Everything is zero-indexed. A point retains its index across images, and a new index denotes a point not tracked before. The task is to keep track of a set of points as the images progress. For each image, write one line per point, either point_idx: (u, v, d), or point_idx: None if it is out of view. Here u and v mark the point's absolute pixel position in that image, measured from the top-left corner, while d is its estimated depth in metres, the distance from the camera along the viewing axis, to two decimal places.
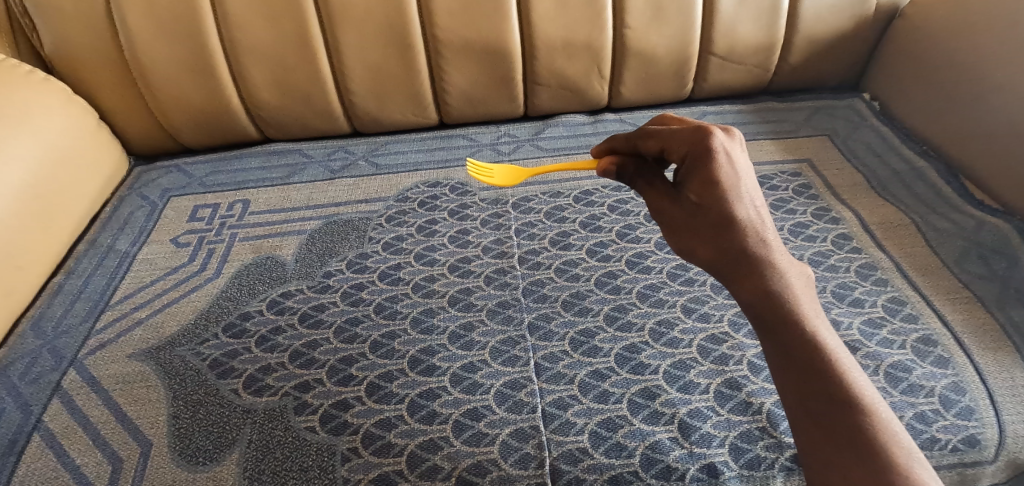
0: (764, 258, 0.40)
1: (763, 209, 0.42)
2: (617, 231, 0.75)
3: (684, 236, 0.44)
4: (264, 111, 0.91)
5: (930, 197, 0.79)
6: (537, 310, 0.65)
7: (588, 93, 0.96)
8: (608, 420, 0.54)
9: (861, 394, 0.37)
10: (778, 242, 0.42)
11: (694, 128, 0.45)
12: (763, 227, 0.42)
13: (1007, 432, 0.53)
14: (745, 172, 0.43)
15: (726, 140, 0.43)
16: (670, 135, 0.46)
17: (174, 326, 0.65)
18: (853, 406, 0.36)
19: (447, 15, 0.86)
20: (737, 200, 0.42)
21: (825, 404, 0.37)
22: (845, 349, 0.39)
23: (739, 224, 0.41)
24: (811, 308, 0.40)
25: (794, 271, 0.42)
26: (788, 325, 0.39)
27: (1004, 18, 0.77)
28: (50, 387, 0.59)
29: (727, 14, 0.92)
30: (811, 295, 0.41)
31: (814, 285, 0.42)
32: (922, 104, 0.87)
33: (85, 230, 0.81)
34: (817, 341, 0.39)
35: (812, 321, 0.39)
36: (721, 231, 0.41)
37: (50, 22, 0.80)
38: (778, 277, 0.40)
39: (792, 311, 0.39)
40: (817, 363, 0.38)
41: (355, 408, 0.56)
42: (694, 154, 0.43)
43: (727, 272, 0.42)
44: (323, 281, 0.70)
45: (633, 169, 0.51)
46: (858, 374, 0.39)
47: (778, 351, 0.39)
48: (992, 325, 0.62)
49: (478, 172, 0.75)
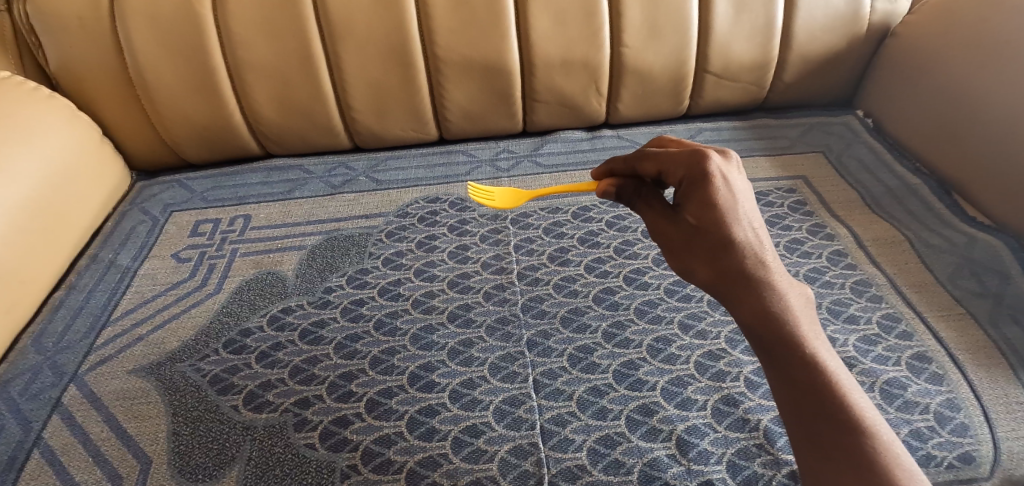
0: (762, 279, 0.41)
1: (761, 231, 0.43)
2: (615, 247, 0.75)
3: (683, 257, 0.44)
4: (265, 126, 0.92)
5: (924, 213, 0.80)
6: (536, 327, 0.66)
7: (585, 110, 0.98)
8: (606, 437, 0.54)
9: (861, 415, 0.38)
10: (777, 263, 0.42)
11: (691, 151, 0.45)
12: (762, 249, 0.42)
13: (1002, 449, 0.53)
14: (742, 194, 0.43)
15: (723, 164, 0.44)
16: (668, 157, 0.46)
17: (174, 342, 0.65)
18: (854, 428, 0.37)
19: (447, 33, 0.87)
20: (735, 222, 0.42)
21: (824, 425, 0.37)
22: (845, 369, 0.40)
23: (737, 246, 0.41)
24: (811, 330, 0.40)
25: (793, 291, 0.42)
26: (787, 345, 0.39)
27: (993, 38, 0.79)
28: (50, 404, 0.60)
29: (722, 33, 0.94)
30: (811, 316, 0.41)
31: (813, 305, 0.43)
32: (913, 122, 0.88)
33: (87, 245, 0.81)
34: (817, 362, 0.39)
35: (812, 342, 0.40)
36: (719, 253, 0.42)
37: (56, 39, 0.82)
38: (777, 298, 0.40)
39: (791, 332, 0.40)
40: (817, 384, 0.38)
41: (354, 425, 0.56)
42: (691, 177, 0.44)
43: (725, 293, 0.42)
44: (323, 297, 0.70)
45: (631, 190, 0.51)
46: (858, 395, 0.39)
47: (779, 372, 0.40)
48: (986, 343, 0.62)
49: (479, 195, 0.75)
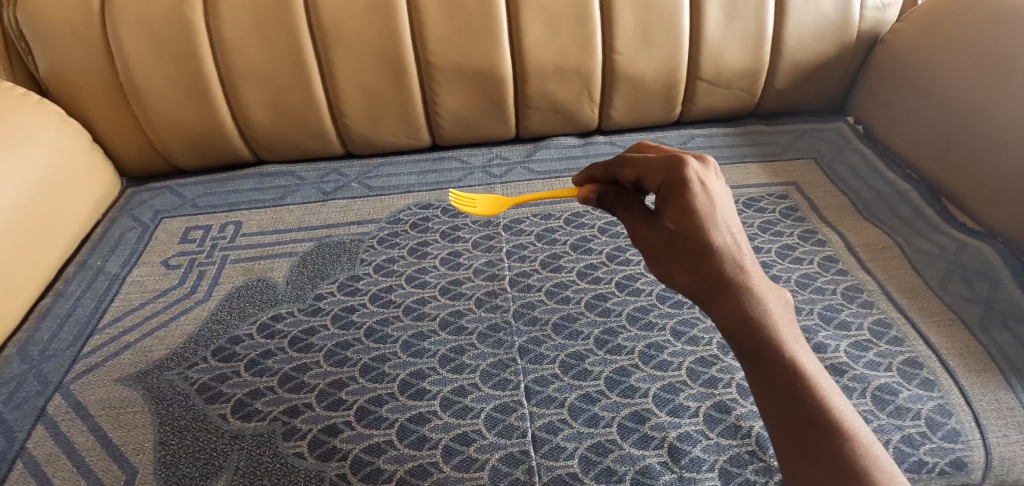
0: (741, 284, 0.40)
1: (740, 235, 0.42)
2: (607, 253, 0.75)
3: (664, 264, 0.44)
4: (257, 132, 0.92)
5: (915, 219, 0.80)
6: (528, 333, 0.65)
7: (578, 117, 0.98)
8: (597, 445, 0.54)
9: (842, 419, 0.37)
10: (756, 267, 0.41)
11: (669, 157, 0.45)
12: (741, 253, 0.41)
13: (994, 455, 0.53)
14: (720, 199, 0.42)
15: (702, 170, 0.43)
16: (647, 164, 0.46)
17: (163, 350, 0.65)
18: (836, 431, 0.36)
19: (440, 40, 0.87)
20: (713, 227, 0.41)
21: (805, 429, 0.37)
22: (825, 373, 0.39)
23: (716, 251, 0.41)
24: (789, 334, 0.40)
25: (772, 296, 0.41)
26: (768, 351, 0.39)
27: (981, 44, 0.80)
28: (34, 414, 0.59)
29: (714, 40, 0.94)
30: (790, 321, 0.40)
31: (792, 310, 0.42)
32: (903, 128, 0.89)
33: (75, 252, 0.80)
34: (797, 367, 0.38)
35: (791, 347, 0.39)
36: (700, 258, 0.41)
37: (46, 46, 0.81)
38: (756, 302, 0.40)
39: (771, 337, 0.39)
40: (797, 388, 0.38)
41: (344, 433, 0.56)
42: (669, 183, 0.43)
43: (706, 299, 0.41)
44: (314, 304, 0.70)
45: (612, 196, 0.51)
46: (839, 399, 0.38)
47: (760, 377, 0.39)
48: (977, 348, 0.62)
49: (461, 202, 0.76)
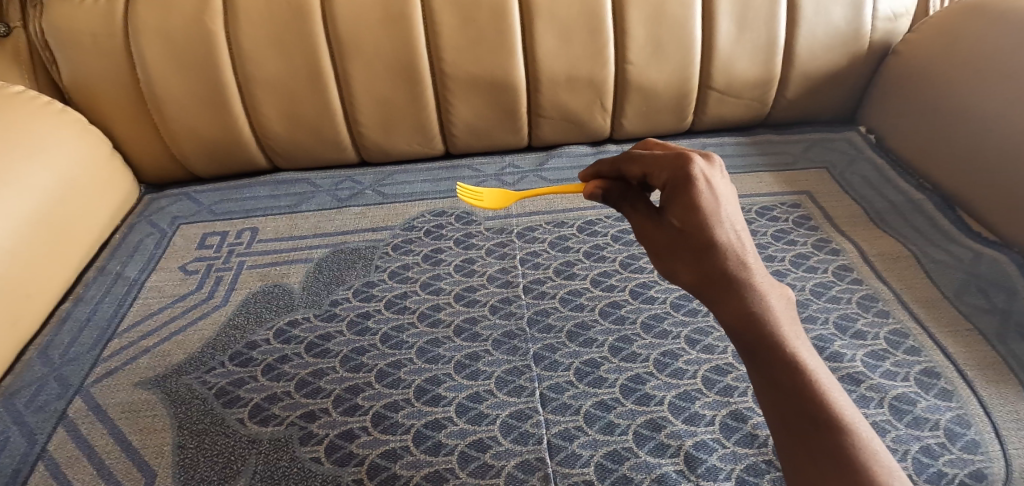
0: (744, 280, 0.39)
1: (743, 233, 0.41)
2: (621, 261, 0.76)
3: (667, 260, 0.43)
4: (273, 140, 0.93)
5: (929, 229, 0.80)
6: (542, 341, 0.65)
7: (589, 126, 0.98)
8: (613, 452, 0.54)
9: (842, 414, 0.35)
10: (759, 265, 0.40)
11: (675, 155, 0.45)
12: (744, 250, 0.40)
13: (1015, 467, 0.52)
14: (725, 198, 0.42)
15: (707, 168, 0.43)
16: (654, 161, 0.46)
17: (181, 354, 0.65)
18: (836, 426, 0.34)
19: (454, 50, 0.88)
20: (717, 224, 0.40)
21: (805, 423, 0.35)
22: (827, 370, 0.37)
23: (720, 247, 0.40)
24: (791, 330, 0.38)
25: (774, 293, 0.40)
26: (770, 347, 0.37)
27: (991, 55, 0.80)
28: (55, 416, 0.59)
29: (725, 50, 0.95)
30: (792, 318, 0.39)
31: (795, 307, 0.40)
32: (915, 137, 0.89)
33: (94, 257, 0.81)
34: (797, 362, 0.36)
35: (793, 342, 0.37)
36: (704, 254, 0.40)
37: (70, 54, 0.83)
38: (758, 298, 0.38)
39: (774, 333, 0.37)
40: (798, 384, 0.36)
41: (360, 439, 0.56)
42: (675, 180, 0.43)
43: (709, 295, 0.40)
44: (329, 309, 0.70)
45: (618, 193, 0.51)
46: (840, 396, 0.36)
47: (760, 373, 0.37)
48: (994, 358, 0.62)
49: (467, 196, 0.76)
